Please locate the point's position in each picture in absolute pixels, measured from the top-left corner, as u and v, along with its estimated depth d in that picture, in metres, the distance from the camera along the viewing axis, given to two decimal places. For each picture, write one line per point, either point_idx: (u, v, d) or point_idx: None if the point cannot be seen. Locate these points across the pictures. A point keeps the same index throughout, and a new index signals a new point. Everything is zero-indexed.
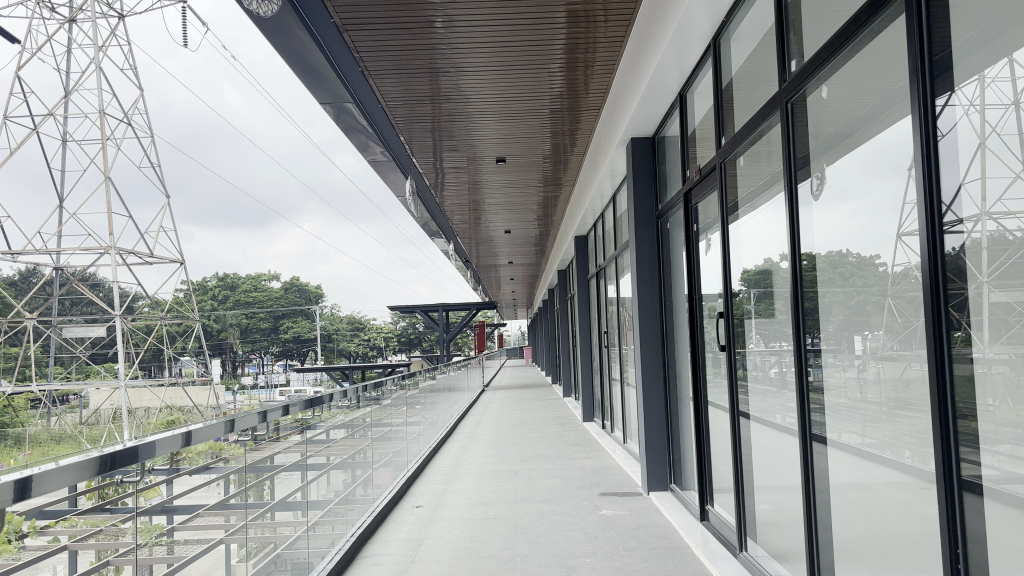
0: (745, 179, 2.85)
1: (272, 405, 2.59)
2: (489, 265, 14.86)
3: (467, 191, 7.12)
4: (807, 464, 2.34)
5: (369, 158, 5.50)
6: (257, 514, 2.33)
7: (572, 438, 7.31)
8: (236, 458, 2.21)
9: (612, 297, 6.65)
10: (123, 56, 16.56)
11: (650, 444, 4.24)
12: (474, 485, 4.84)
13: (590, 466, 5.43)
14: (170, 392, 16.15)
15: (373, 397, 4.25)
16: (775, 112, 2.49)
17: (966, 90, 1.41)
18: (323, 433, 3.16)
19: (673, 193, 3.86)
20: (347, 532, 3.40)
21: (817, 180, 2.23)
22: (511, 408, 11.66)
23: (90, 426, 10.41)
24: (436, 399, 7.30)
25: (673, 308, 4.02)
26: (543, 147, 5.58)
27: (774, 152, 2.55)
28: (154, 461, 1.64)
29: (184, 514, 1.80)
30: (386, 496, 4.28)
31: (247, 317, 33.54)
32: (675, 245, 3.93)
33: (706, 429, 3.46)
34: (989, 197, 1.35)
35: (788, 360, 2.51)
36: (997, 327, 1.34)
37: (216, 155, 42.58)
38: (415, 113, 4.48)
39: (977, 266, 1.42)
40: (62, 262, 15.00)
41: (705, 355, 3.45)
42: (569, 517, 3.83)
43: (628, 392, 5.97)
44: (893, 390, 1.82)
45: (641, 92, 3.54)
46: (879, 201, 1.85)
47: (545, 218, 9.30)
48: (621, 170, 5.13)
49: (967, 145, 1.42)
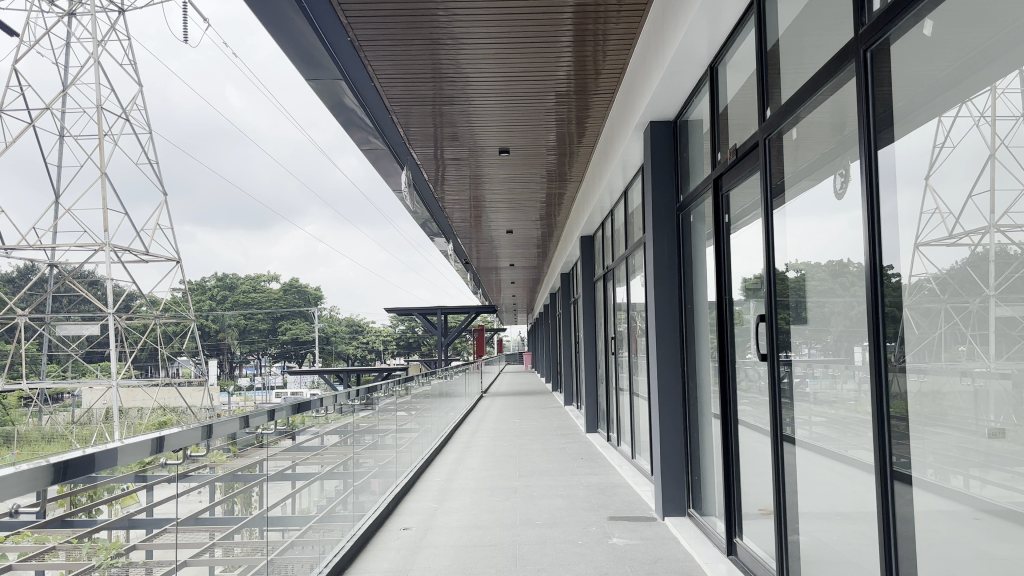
0: (792, 154, 2.50)
1: (257, 410, 2.46)
2: (490, 268, 14.85)
3: (467, 186, 7.01)
4: (838, 492, 2.21)
5: (366, 146, 5.36)
6: (239, 523, 2.25)
7: (574, 452, 7.18)
8: (217, 465, 2.09)
9: (622, 302, 6.52)
10: (122, 51, 16.16)
11: (667, 462, 4.08)
12: (468, 505, 4.70)
13: (597, 484, 5.29)
14: (163, 393, 15.95)
15: (365, 402, 4.13)
16: (836, 78, 2.13)
17: (977, 101, 1.44)
18: (313, 439, 3.06)
19: (701, 181, 3.65)
20: (328, 556, 3.25)
21: (840, 176, 2.13)
22: (508, 415, 11.58)
23: (81, 426, 10.32)
24: (432, 408, 7.19)
25: (696, 313, 3.87)
26: (549, 137, 5.46)
27: (827, 131, 2.22)
28: (114, 470, 1.51)
29: (152, 528, 1.68)
30: (373, 514, 4.11)
31: (245, 317, 33.34)
32: (699, 239, 3.81)
33: (736, 447, 3.23)
34: (998, 209, 1.40)
35: (818, 384, 2.34)
36: (1001, 344, 1.39)
37: (217, 155, 42.56)
38: (414, 93, 4.37)
39: (983, 280, 1.45)
40: (55, 258, 14.51)
41: (735, 361, 3.22)
42: (576, 546, 3.69)
43: (638, 403, 5.84)
44: (923, 403, 1.70)
45: (667, 63, 3.33)
46: (893, 211, 1.83)
47: (548, 217, 9.13)
48: (633, 161, 5.01)
49: (976, 157, 1.46)
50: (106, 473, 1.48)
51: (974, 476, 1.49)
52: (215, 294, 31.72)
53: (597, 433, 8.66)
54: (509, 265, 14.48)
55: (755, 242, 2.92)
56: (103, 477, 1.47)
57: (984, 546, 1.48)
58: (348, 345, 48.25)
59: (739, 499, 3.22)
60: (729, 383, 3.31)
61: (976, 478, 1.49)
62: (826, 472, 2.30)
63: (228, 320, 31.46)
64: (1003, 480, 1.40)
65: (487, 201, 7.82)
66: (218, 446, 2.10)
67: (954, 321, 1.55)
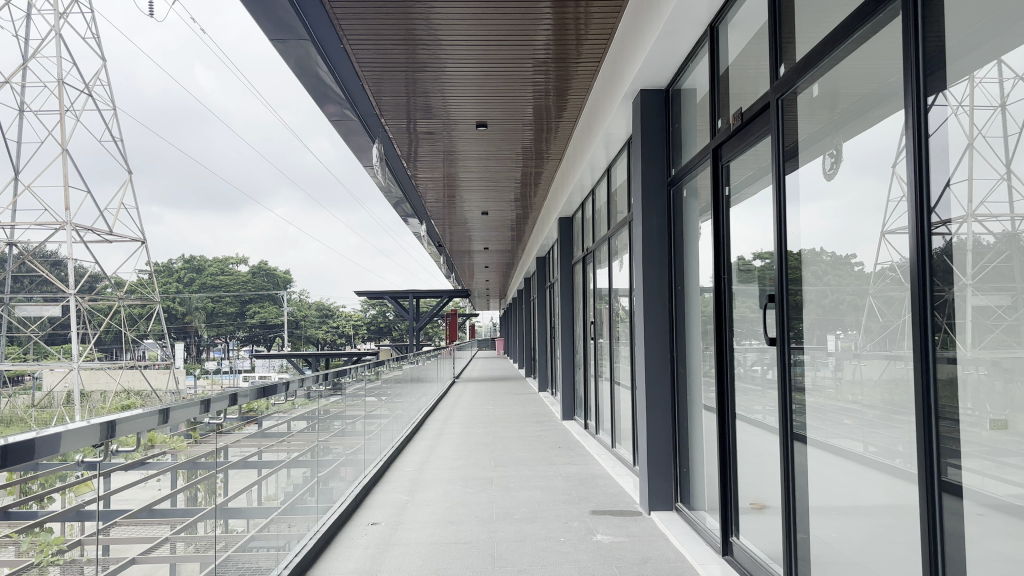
0: (810, 113, 2.31)
1: (218, 395, 2.37)
2: (464, 251, 14.75)
3: (441, 163, 6.91)
4: (837, 487, 2.19)
5: (334, 115, 5.25)
6: (203, 511, 2.21)
7: (551, 440, 7.14)
8: (176, 452, 2.01)
9: (603, 287, 6.48)
10: (85, 24, 15.58)
11: (653, 455, 4.04)
12: (441, 497, 4.63)
13: (577, 475, 5.25)
14: (127, 375, 15.56)
15: (333, 387, 4.03)
16: (856, 34, 2.00)
17: (954, 90, 1.53)
18: (279, 423, 3.00)
19: (699, 149, 3.50)
20: (289, 555, 3.10)
21: (830, 157, 2.17)
22: (480, 402, 11.55)
23: (40, 410, 10.05)
24: (403, 396, 7.10)
25: (687, 296, 3.82)
26: (528, 110, 5.37)
27: (842, 91, 2.10)
28: (58, 458, 1.42)
29: (100, 521, 1.60)
30: (339, 510, 4.00)
31: (212, 300, 32.73)
32: (691, 216, 3.76)
33: (732, 438, 3.11)
34: (975, 198, 1.46)
35: (823, 386, 2.26)
36: (979, 332, 1.45)
37: (184, 136, 41.75)
38: (386, 59, 4.28)
39: (962, 268, 1.52)
40: (16, 238, 13.66)
41: (733, 346, 3.11)
42: (558, 545, 3.62)
43: (619, 392, 5.82)
44: (933, 394, 1.62)
45: (664, 20, 3.21)
46: (873, 199, 1.93)
47: (525, 197, 8.99)
48: (618, 136, 4.94)
49: (956, 145, 1.53)
50: (55, 460, 1.41)
51: (973, 471, 1.49)
52: (183, 276, 30.88)
53: (574, 421, 8.67)
54: (483, 248, 14.34)
55: (765, 214, 2.74)
56: (53, 465, 1.41)
57: (986, 546, 1.45)
58: (317, 329, 47.98)
59: (736, 494, 3.11)
60: (727, 367, 3.18)
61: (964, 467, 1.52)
62: (826, 468, 2.25)
63: (196, 303, 30.84)
64: (1009, 474, 1.36)
65: (461, 179, 7.68)
66: (177, 431, 2.02)
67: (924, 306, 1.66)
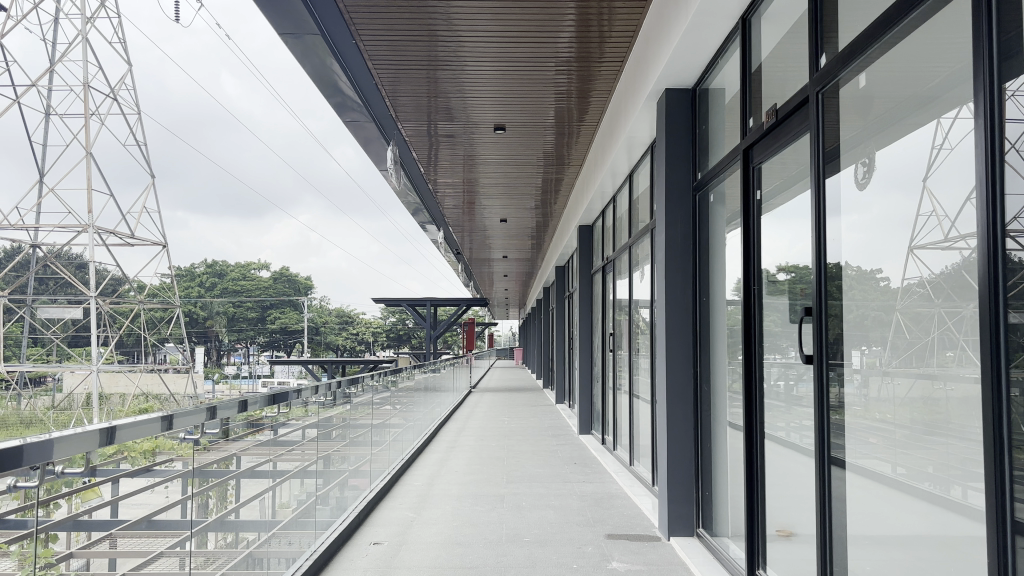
0: (854, 109, 2.17)
1: (227, 402, 2.34)
2: (483, 259, 14.73)
3: (459, 168, 6.89)
4: (869, 514, 2.11)
5: (350, 118, 5.23)
6: (212, 520, 2.20)
7: (566, 455, 7.05)
8: (185, 460, 2.00)
9: (624, 299, 6.40)
10: (112, 29, 15.65)
11: (675, 476, 3.93)
12: (452, 513, 4.54)
13: (593, 495, 5.15)
14: (146, 379, 15.65)
15: (346, 394, 3.98)
16: (902, 25, 1.88)
17: (981, 103, 1.52)
18: (290, 432, 2.95)
19: (728, 151, 3.41)
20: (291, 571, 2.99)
21: (862, 166, 2.11)
22: (497, 413, 11.48)
23: (58, 412, 10.08)
24: (417, 407, 7.03)
25: (712, 309, 3.73)
26: (548, 113, 5.34)
27: (882, 91, 2.00)
28: (51, 466, 1.38)
29: (100, 531, 1.56)
30: (345, 523, 3.90)
31: (234, 305, 32.83)
32: (717, 222, 3.68)
33: (760, 457, 3.02)
34: (1003, 213, 1.45)
35: (861, 412, 2.14)
36: (1009, 352, 1.44)
37: (210, 142, 42.05)
38: (402, 56, 4.25)
39: (988, 284, 1.51)
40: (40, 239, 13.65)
41: (761, 358, 3.02)
42: (574, 568, 3.50)
43: (638, 407, 5.75)
44: (996, 422, 1.48)
45: (692, 14, 3.13)
46: (897, 215, 1.91)
47: (545, 204, 8.93)
48: (640, 139, 4.89)
49: (983, 158, 1.52)
50: (61, 465, 1.42)
51: None
52: (205, 280, 31.03)
53: (591, 435, 8.61)
54: (502, 256, 14.29)
55: (796, 226, 2.66)
56: (59, 470, 1.41)
57: None
58: (336, 336, 48.23)
59: (762, 518, 3.01)
60: (754, 381, 3.10)
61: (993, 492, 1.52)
62: (867, 496, 2.12)
63: (217, 308, 31.02)
64: None
65: (481, 185, 7.64)
66: (185, 438, 2.00)
67: (947, 324, 1.67)
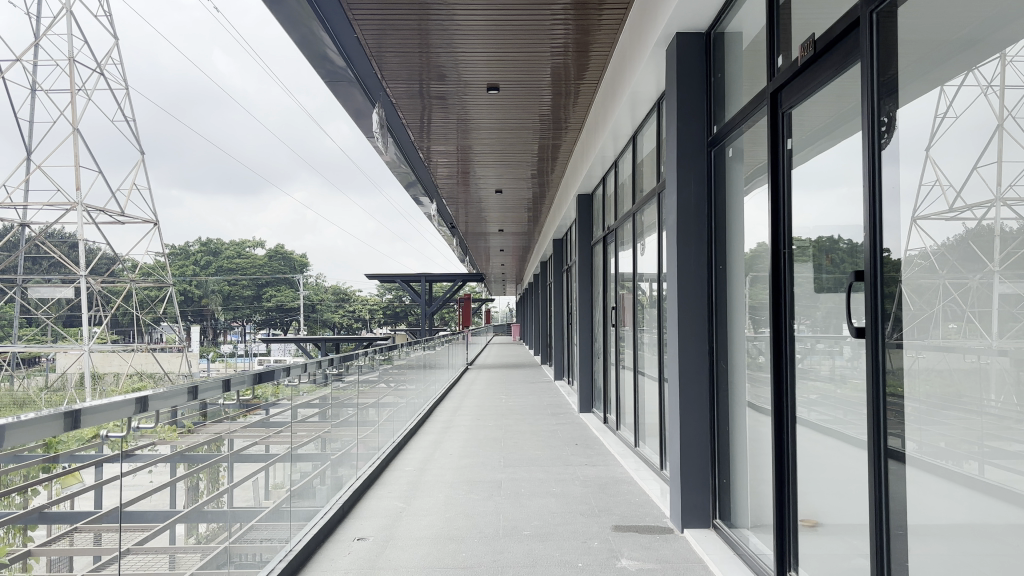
0: (913, 35, 1.87)
1: (211, 383, 2.26)
2: (478, 232, 14.62)
3: (453, 133, 6.75)
4: (886, 499, 2.02)
5: (334, 74, 5.09)
6: (205, 500, 2.17)
7: (567, 436, 6.96)
8: (170, 443, 1.93)
9: (627, 273, 6.29)
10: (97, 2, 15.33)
11: (688, 461, 3.80)
12: (449, 503, 4.42)
13: (597, 481, 5.08)
14: (139, 358, 15.82)
15: (336, 372, 3.88)
16: None
17: (985, 70, 1.56)
18: (278, 414, 2.88)
19: (747, 103, 3.24)
20: (274, 557, 2.88)
21: (882, 125, 2.03)
22: (493, 390, 11.44)
23: (50, 392, 9.91)
24: (409, 387, 6.90)
25: (730, 277, 3.60)
26: (545, 72, 5.25)
27: (920, 32, 1.83)
28: (19, 455, 1.29)
29: (73, 520, 1.48)
30: (326, 514, 3.70)
31: (229, 284, 32.67)
32: (733, 180, 3.54)
33: (792, 447, 2.75)
34: (1005, 180, 1.51)
35: (898, 400, 1.96)
36: (1004, 320, 1.50)
37: (201, 119, 41.59)
38: (386, 8, 4.11)
39: (987, 254, 1.57)
40: (28, 218, 13.31)
41: (794, 333, 2.74)
42: (582, 564, 3.34)
43: (643, 385, 5.70)
44: None
45: None
46: (904, 182, 1.92)
47: (542, 172, 8.79)
48: (645, 94, 4.76)
49: (985, 125, 1.57)
50: (37, 449, 1.35)
51: None
52: (199, 259, 30.91)
53: (591, 413, 8.62)
54: (498, 229, 14.15)
55: (809, 186, 2.60)
56: (33, 456, 1.33)
57: None
58: (332, 313, 48.39)
59: (792, 514, 2.76)
60: (784, 361, 2.82)
61: (1009, 466, 1.48)
62: (900, 484, 1.95)
63: (212, 287, 30.87)
64: None
65: (475, 152, 7.50)
66: (169, 419, 1.93)
67: (952, 295, 1.69)
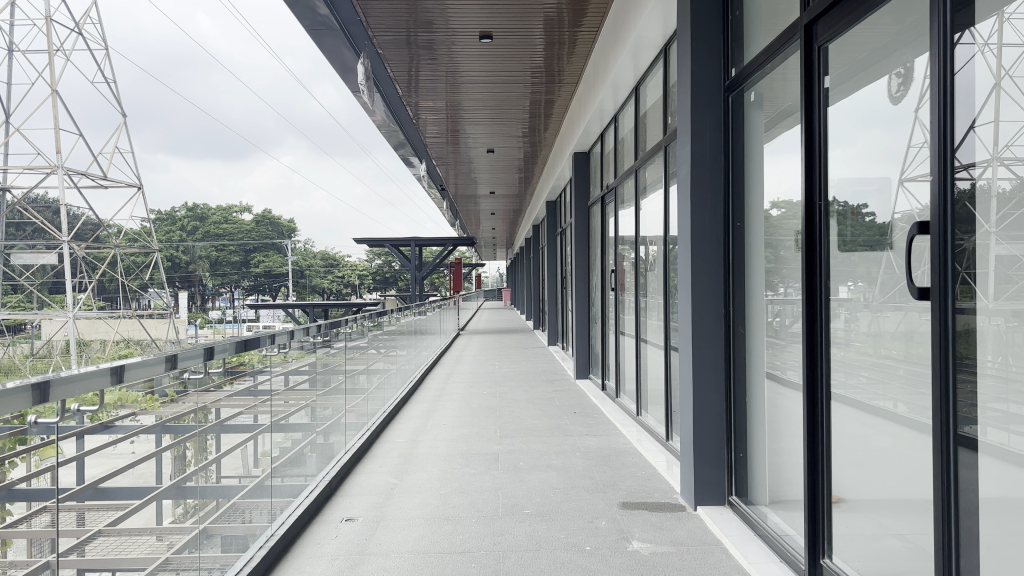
0: None
1: (194, 351, 2.20)
2: (468, 195, 14.53)
3: (444, 86, 6.60)
4: (901, 471, 1.95)
5: (320, 22, 4.94)
6: (194, 469, 2.13)
7: (566, 405, 6.94)
8: (153, 413, 1.87)
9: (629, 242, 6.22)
10: None
11: (701, 434, 3.74)
12: (448, 479, 4.38)
13: (598, 452, 5.07)
14: (125, 325, 15.69)
15: (324, 340, 3.82)
16: None
17: (982, 27, 1.52)
18: (265, 380, 2.82)
19: (761, 56, 3.12)
20: (256, 543, 2.76)
21: (896, 77, 1.91)
22: (484, 356, 11.43)
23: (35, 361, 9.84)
24: (400, 356, 6.84)
25: (748, 238, 3.51)
26: (538, 18, 5.10)
27: None
28: None
29: (54, 495, 1.43)
30: (308, 497, 3.57)
31: (217, 249, 32.48)
32: (752, 128, 3.45)
33: (826, 419, 2.42)
34: (1001, 139, 1.45)
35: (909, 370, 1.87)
36: (1001, 283, 1.47)
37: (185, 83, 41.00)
38: None
39: (984, 215, 1.52)
40: (8, 183, 13.33)
41: (829, 294, 2.39)
42: (593, 549, 3.27)
43: (646, 351, 5.68)
44: None
45: None
46: (901, 134, 1.88)
47: (535, 130, 8.67)
48: (650, 40, 4.63)
49: (982, 84, 1.52)
50: (10, 422, 1.28)
51: None
52: (186, 225, 30.69)
53: (589, 380, 8.63)
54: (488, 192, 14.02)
55: (840, 131, 2.29)
56: (9, 429, 1.28)
57: None
58: (321, 278, 48.24)
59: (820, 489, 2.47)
60: (818, 327, 2.47)
61: (1014, 430, 1.44)
62: (917, 460, 1.85)
63: (200, 253, 30.70)
64: None
65: (466, 108, 7.36)
66: (149, 388, 1.87)
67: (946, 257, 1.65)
